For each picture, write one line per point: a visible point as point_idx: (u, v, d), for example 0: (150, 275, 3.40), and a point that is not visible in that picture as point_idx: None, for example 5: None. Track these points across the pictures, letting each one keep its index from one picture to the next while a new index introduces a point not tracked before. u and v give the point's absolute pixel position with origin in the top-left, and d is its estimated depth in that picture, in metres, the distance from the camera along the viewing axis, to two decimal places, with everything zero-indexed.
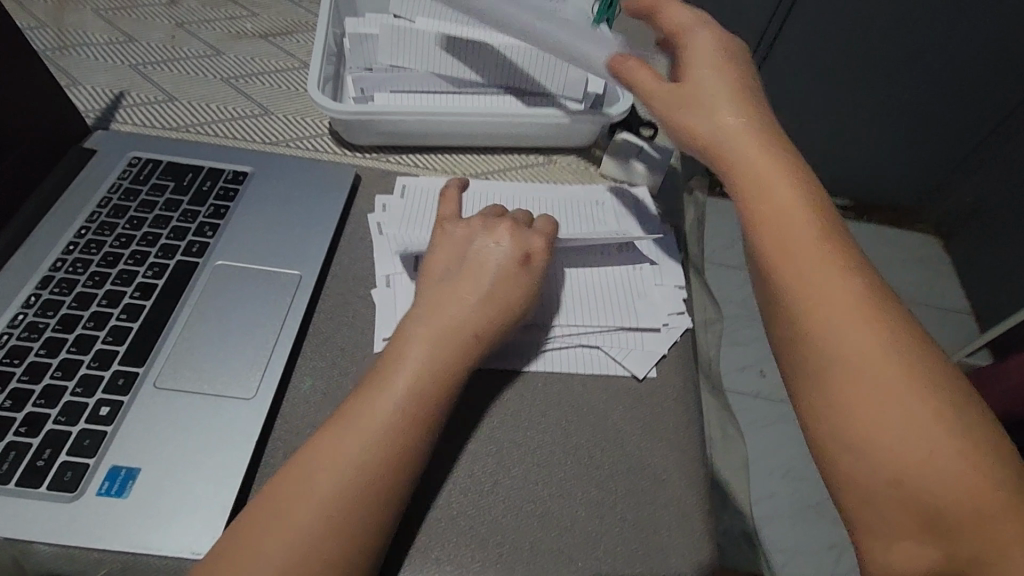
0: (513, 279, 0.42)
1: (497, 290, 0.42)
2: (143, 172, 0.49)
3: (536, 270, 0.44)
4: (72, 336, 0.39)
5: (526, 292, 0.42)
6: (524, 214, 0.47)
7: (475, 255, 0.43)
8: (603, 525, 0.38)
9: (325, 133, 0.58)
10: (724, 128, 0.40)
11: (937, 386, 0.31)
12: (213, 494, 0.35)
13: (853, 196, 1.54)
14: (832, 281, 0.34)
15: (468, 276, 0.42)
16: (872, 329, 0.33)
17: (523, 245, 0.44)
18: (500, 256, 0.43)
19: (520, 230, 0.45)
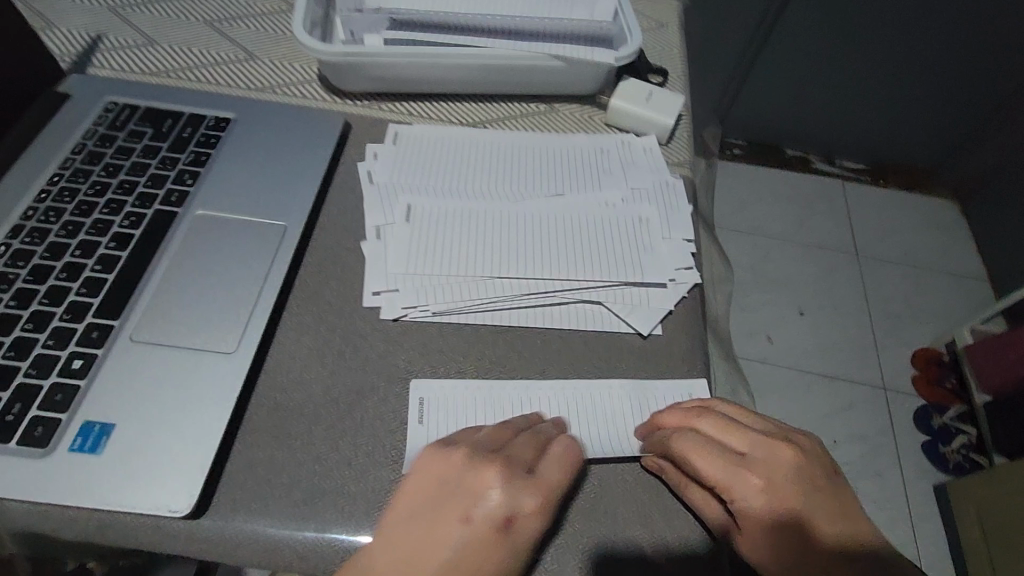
0: (483, 549, 0.30)
1: (460, 559, 0.30)
2: (120, 118, 0.46)
3: (520, 539, 0.30)
4: (44, 287, 0.37)
5: (501, 567, 0.30)
6: (516, 456, 0.33)
7: (456, 497, 0.31)
8: (603, 487, 0.36)
9: (314, 78, 0.54)
10: (742, 502, 0.34)
11: (840, 520, 0.35)
12: (192, 452, 0.33)
13: (870, 158, 1.48)
14: (757, 506, 0.34)
15: (439, 524, 0.30)
16: (804, 526, 0.34)
17: (508, 505, 0.31)
18: (488, 501, 0.31)
19: (512, 477, 0.32)
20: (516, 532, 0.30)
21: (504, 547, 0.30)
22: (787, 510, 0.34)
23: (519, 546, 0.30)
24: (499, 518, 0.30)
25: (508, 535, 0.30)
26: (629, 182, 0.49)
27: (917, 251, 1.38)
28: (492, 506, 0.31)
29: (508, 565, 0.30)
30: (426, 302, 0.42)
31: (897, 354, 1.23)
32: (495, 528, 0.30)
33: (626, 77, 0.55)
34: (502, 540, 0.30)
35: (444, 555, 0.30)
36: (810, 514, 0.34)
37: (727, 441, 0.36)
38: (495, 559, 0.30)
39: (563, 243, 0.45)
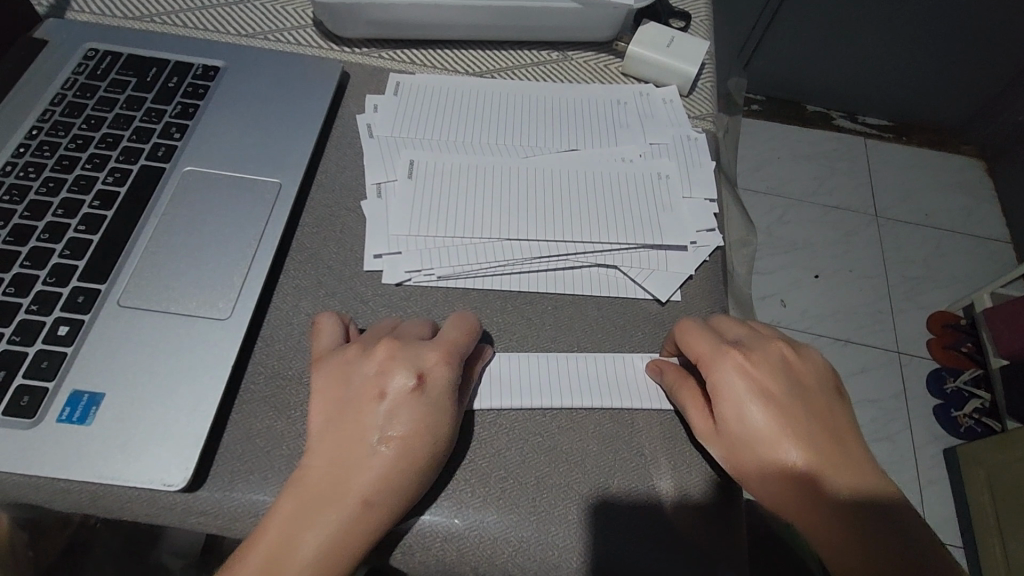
0: (407, 409, 0.31)
1: (391, 429, 0.31)
2: (101, 66, 0.43)
3: (434, 391, 0.32)
4: (26, 249, 0.35)
5: (427, 416, 0.31)
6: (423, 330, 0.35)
7: (363, 382, 0.32)
8: (617, 459, 0.34)
9: (308, 24, 0.50)
10: (726, 379, 0.34)
11: (828, 423, 0.34)
12: (186, 422, 0.32)
13: (895, 114, 1.41)
14: (739, 386, 0.34)
15: (355, 409, 0.32)
16: (787, 412, 0.34)
17: (413, 362, 0.32)
18: (390, 364, 0.32)
19: (404, 346, 0.33)
20: (426, 388, 0.32)
21: (424, 400, 0.32)
22: (769, 391, 0.34)
23: (433, 397, 0.32)
24: (406, 376, 0.32)
25: (423, 389, 0.32)
26: (647, 135, 0.46)
27: (938, 212, 1.33)
28: (393, 370, 0.32)
29: (436, 414, 0.31)
30: (431, 264, 0.39)
31: (914, 318, 1.20)
32: (410, 389, 0.32)
33: (644, 21, 0.50)
34: (420, 395, 0.32)
35: (371, 429, 0.31)
36: (794, 406, 0.34)
37: (719, 332, 0.36)
38: (423, 416, 0.31)
39: (577, 200, 0.42)
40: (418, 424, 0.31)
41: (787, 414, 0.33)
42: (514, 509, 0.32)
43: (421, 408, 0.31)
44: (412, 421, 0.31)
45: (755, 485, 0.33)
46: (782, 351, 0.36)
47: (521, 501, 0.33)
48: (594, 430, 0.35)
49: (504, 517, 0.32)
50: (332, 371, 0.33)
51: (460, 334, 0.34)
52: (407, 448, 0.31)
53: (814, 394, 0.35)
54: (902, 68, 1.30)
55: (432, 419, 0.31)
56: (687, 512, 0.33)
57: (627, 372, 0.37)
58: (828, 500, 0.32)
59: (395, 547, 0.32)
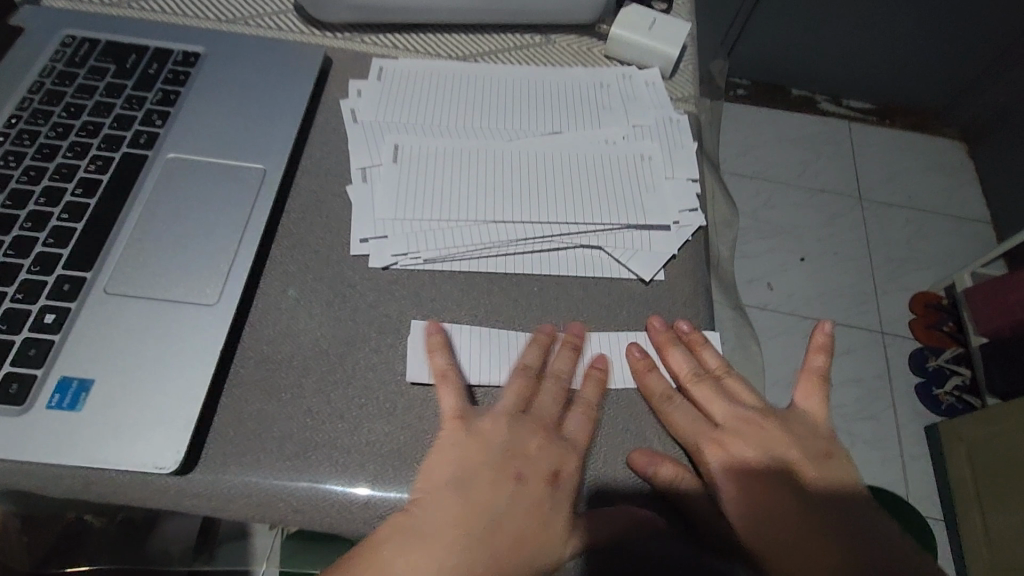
0: (537, 506, 0.32)
1: (515, 517, 0.31)
2: (79, 53, 0.43)
3: (566, 491, 0.32)
4: (10, 239, 0.35)
5: (555, 515, 0.31)
6: (552, 412, 0.35)
7: (491, 463, 0.33)
8: (603, 435, 0.35)
9: (289, 9, 0.50)
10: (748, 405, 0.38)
11: (819, 464, 0.35)
12: (177, 407, 0.32)
13: (877, 98, 1.42)
14: (694, 416, 0.36)
15: (483, 479, 0.32)
16: (756, 442, 0.36)
17: (551, 458, 0.33)
18: (530, 455, 0.33)
19: (550, 438, 0.34)
20: (561, 486, 0.33)
21: (555, 500, 0.32)
22: (744, 423, 0.36)
23: (563, 498, 0.32)
24: (547, 471, 0.33)
25: (556, 488, 0.32)
26: (631, 117, 0.46)
27: (920, 195, 1.35)
28: (537, 464, 0.33)
29: (557, 520, 0.31)
30: (417, 248, 0.40)
31: (897, 299, 1.22)
32: (545, 484, 0.32)
33: (626, 3, 0.50)
34: (553, 493, 0.32)
35: (496, 509, 0.31)
36: (769, 438, 0.36)
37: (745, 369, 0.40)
38: (542, 511, 0.31)
39: (562, 181, 0.43)
40: (534, 520, 0.31)
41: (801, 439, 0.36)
42: None
43: (555, 508, 0.32)
44: (546, 524, 0.31)
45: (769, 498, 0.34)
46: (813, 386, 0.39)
47: None
48: (604, 401, 0.36)
49: None
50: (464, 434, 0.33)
51: (585, 430, 0.35)
52: (522, 542, 0.30)
53: (793, 444, 0.36)
54: (884, 51, 1.31)
55: (556, 525, 0.31)
56: (680, 488, 0.33)
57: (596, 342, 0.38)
58: (795, 536, 0.33)
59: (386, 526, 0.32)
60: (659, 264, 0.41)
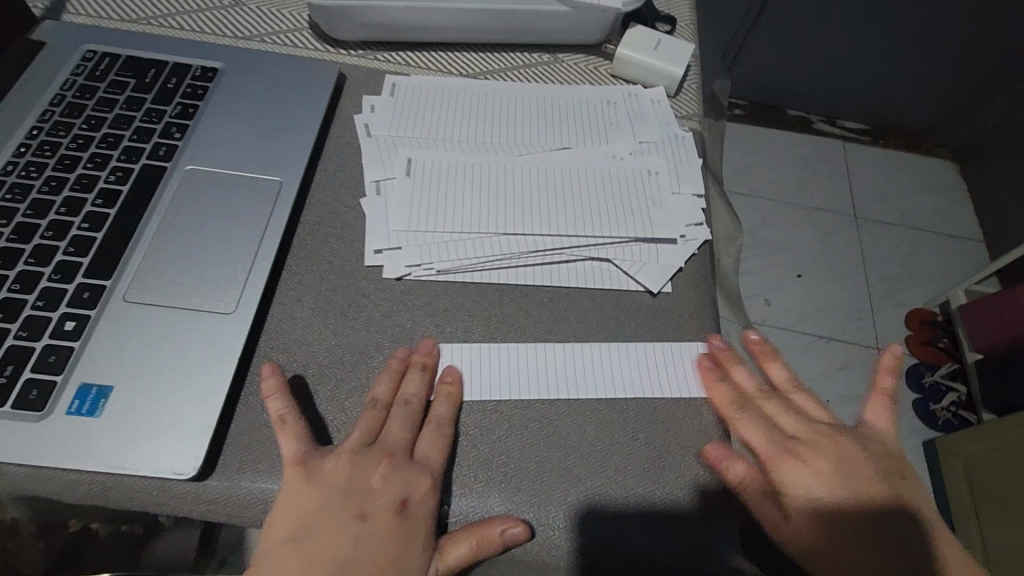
0: (386, 543, 0.30)
1: (362, 559, 0.30)
2: (100, 67, 0.44)
3: (418, 520, 0.31)
4: (30, 247, 0.35)
5: (407, 546, 0.31)
6: (399, 439, 0.34)
7: (333, 506, 0.31)
8: (613, 445, 0.36)
9: (304, 26, 0.51)
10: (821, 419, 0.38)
11: (897, 478, 0.36)
12: (195, 414, 0.32)
13: (870, 118, 1.45)
14: (762, 432, 0.37)
15: (325, 522, 0.30)
16: (834, 453, 0.36)
17: (399, 487, 0.32)
18: (375, 486, 0.32)
19: (396, 466, 0.33)
20: (412, 514, 0.31)
21: (406, 530, 0.31)
22: (818, 434, 0.37)
23: (416, 525, 0.31)
24: (394, 501, 0.31)
25: (408, 516, 0.31)
26: (638, 134, 0.47)
27: (914, 213, 1.37)
28: (382, 497, 0.32)
29: (411, 556, 0.30)
30: (430, 259, 0.40)
31: (893, 315, 1.23)
32: (393, 518, 0.31)
33: (632, 24, 0.52)
34: (400, 527, 0.31)
35: (341, 556, 0.30)
36: (844, 454, 0.36)
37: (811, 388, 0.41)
38: (394, 548, 0.30)
39: (571, 196, 0.44)
40: (386, 559, 0.30)
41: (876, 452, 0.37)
42: (516, 493, 0.33)
43: (406, 542, 0.31)
44: (399, 558, 0.30)
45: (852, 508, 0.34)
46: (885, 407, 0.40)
47: (521, 486, 0.34)
48: (574, 411, 0.37)
49: (504, 500, 0.33)
50: (305, 471, 0.32)
51: (437, 453, 0.34)
52: None
53: (871, 456, 0.36)
54: (876, 72, 1.34)
55: (409, 559, 0.30)
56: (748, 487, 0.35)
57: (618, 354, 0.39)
58: (869, 552, 0.33)
59: None
60: (667, 277, 0.42)
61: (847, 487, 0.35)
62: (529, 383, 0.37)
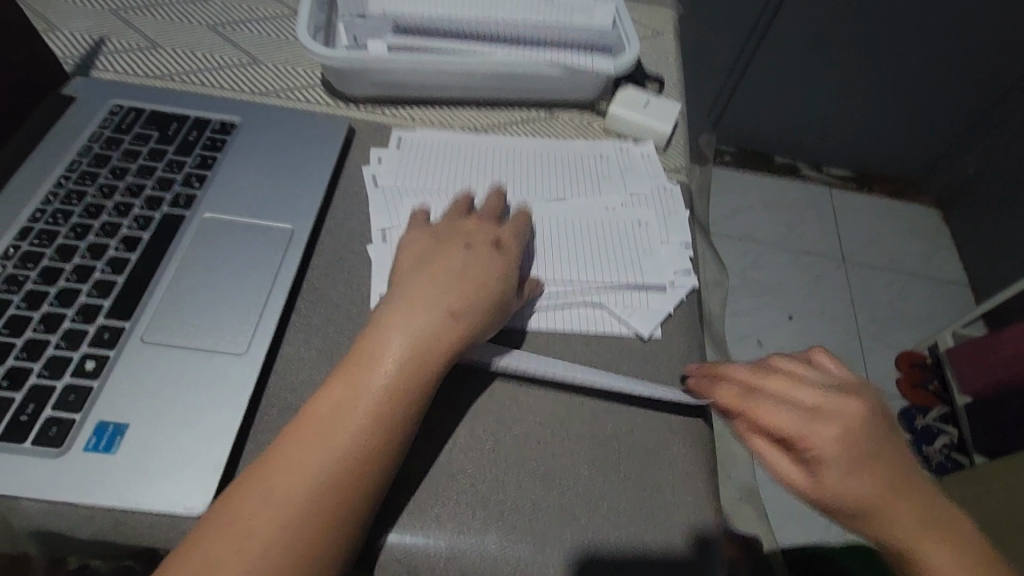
0: (488, 259, 0.39)
1: (474, 270, 0.38)
2: (126, 121, 0.47)
3: (510, 250, 0.41)
4: (55, 290, 0.37)
5: (503, 269, 0.39)
6: (497, 198, 0.44)
7: (449, 239, 0.41)
8: (606, 484, 0.37)
9: (317, 84, 0.55)
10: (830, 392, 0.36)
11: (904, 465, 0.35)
12: (206, 451, 0.34)
13: (854, 166, 1.51)
14: (783, 414, 0.34)
15: (443, 257, 0.39)
16: (846, 428, 0.34)
17: (493, 232, 0.42)
18: (478, 229, 0.42)
19: (487, 221, 0.42)
20: (505, 250, 0.41)
21: (502, 255, 0.40)
22: (828, 407, 0.35)
23: (509, 255, 0.41)
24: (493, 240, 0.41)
25: (503, 249, 0.41)
26: (628, 186, 0.51)
27: (900, 257, 1.41)
28: (483, 237, 0.41)
29: (490, 294, 0.38)
30: None
31: (882, 357, 1.25)
32: (490, 246, 0.40)
33: (623, 85, 0.56)
34: (491, 251, 0.40)
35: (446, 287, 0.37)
36: (870, 443, 0.34)
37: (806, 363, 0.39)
38: (486, 271, 0.39)
39: (566, 245, 0.46)
40: (492, 269, 0.39)
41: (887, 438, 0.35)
42: (512, 531, 0.35)
43: (502, 270, 0.39)
44: (496, 285, 0.38)
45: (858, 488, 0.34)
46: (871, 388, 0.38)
47: (518, 523, 0.35)
48: (569, 449, 0.38)
49: (501, 538, 0.34)
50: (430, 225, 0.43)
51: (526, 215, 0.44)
52: (478, 289, 0.37)
53: (880, 437, 0.35)
54: (858, 123, 1.41)
55: (490, 292, 0.38)
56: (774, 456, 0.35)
57: (614, 385, 0.41)
58: (883, 527, 0.34)
59: (399, 570, 0.34)
60: (657, 322, 0.44)
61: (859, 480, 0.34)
62: (528, 424, 0.39)
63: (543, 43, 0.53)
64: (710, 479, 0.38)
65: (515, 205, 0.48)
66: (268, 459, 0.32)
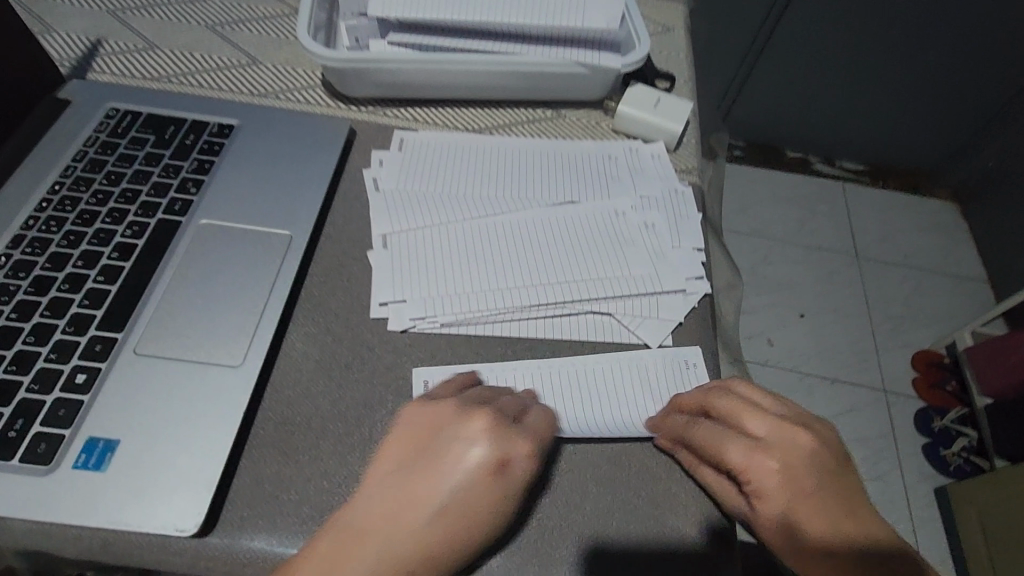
0: (485, 487, 0.31)
1: (462, 498, 0.30)
2: (122, 124, 0.46)
3: (516, 482, 0.32)
4: (46, 300, 0.36)
5: (499, 503, 0.31)
6: (513, 401, 0.34)
7: (441, 449, 0.32)
8: (616, 501, 0.36)
9: (318, 84, 0.53)
10: (760, 462, 0.33)
11: (828, 515, 0.32)
12: (200, 469, 0.32)
13: (869, 161, 1.48)
14: (759, 421, 0.34)
15: (433, 478, 0.31)
16: (782, 504, 0.32)
17: (501, 449, 0.31)
18: (478, 439, 0.31)
19: (499, 426, 0.32)
20: (509, 475, 0.31)
21: (502, 486, 0.31)
22: (788, 490, 0.32)
23: (511, 487, 0.31)
24: (495, 464, 0.31)
25: (507, 475, 0.31)
26: (638, 189, 0.49)
27: (917, 253, 1.37)
28: (482, 456, 0.31)
29: (478, 527, 0.31)
30: (433, 312, 0.41)
31: (899, 357, 1.22)
32: (493, 469, 0.31)
33: (633, 82, 0.54)
34: (484, 466, 0.31)
35: (428, 514, 0.30)
36: (835, 494, 0.33)
37: (744, 421, 0.34)
38: (479, 496, 0.31)
39: (577, 252, 0.45)
40: (483, 509, 0.31)
41: (797, 518, 0.32)
42: (517, 551, 0.33)
43: (500, 507, 0.31)
44: (484, 527, 0.31)
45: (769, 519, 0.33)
46: (810, 443, 0.34)
47: (521, 545, 0.33)
48: (575, 464, 0.37)
49: (505, 559, 0.33)
50: (432, 402, 0.34)
51: (545, 425, 0.34)
52: (461, 522, 0.30)
53: (784, 500, 0.32)
54: (873, 117, 1.37)
55: (480, 530, 0.31)
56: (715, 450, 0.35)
57: (627, 391, 0.40)
58: (805, 514, 0.32)
59: None
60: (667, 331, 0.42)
61: (755, 488, 0.33)
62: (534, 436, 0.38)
63: (551, 39, 0.51)
64: None
65: (520, 213, 0.46)
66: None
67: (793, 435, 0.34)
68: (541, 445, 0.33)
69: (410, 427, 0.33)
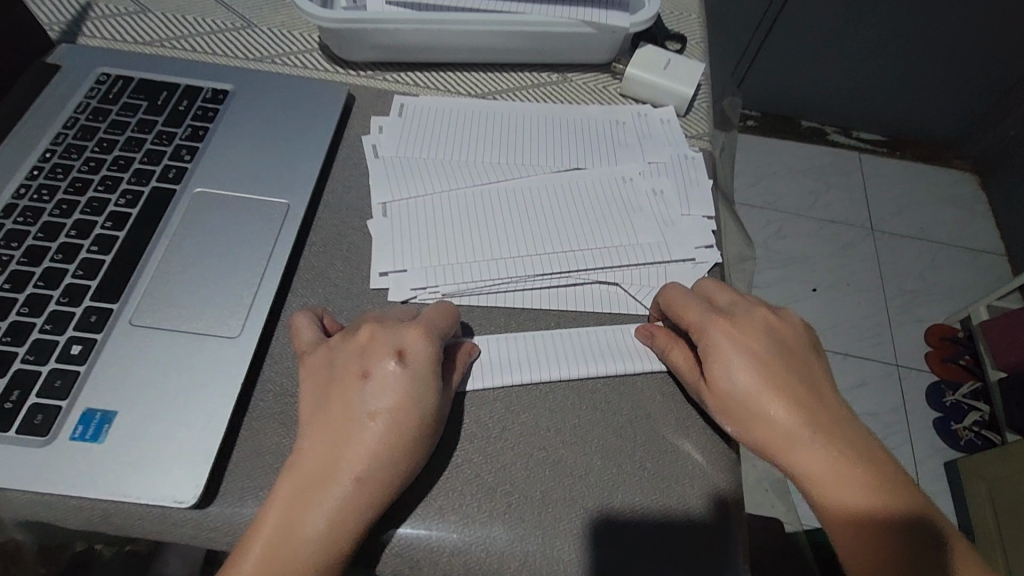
0: (390, 380, 0.32)
1: (377, 398, 0.32)
2: (113, 90, 0.44)
3: (419, 368, 0.33)
4: (40, 270, 0.36)
5: (412, 391, 0.32)
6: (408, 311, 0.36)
7: (346, 361, 0.34)
8: (622, 473, 0.35)
9: (315, 48, 0.52)
10: (721, 328, 0.36)
11: (779, 380, 0.35)
12: (198, 440, 0.32)
13: (887, 130, 1.43)
14: (723, 298, 0.38)
15: (349, 382, 0.33)
16: (738, 363, 0.35)
17: (392, 342, 0.33)
18: (378, 343, 0.34)
19: (385, 328, 0.34)
20: (410, 362, 0.33)
21: (411, 373, 0.33)
22: (746, 351, 0.35)
23: (419, 373, 0.33)
24: (395, 354, 0.33)
25: (408, 363, 0.33)
26: (647, 154, 0.47)
27: (932, 225, 1.34)
28: (382, 355, 0.33)
29: (415, 425, 0.32)
30: (434, 283, 0.40)
31: (912, 331, 1.20)
32: (392, 365, 0.33)
33: (642, 44, 0.52)
34: (399, 372, 0.33)
35: (356, 419, 0.32)
36: (788, 367, 0.35)
37: (710, 298, 0.38)
38: (412, 399, 0.32)
39: (583, 220, 0.43)
40: (402, 402, 0.32)
41: (748, 379, 0.34)
42: (520, 523, 0.33)
43: (411, 396, 0.32)
44: (422, 421, 0.32)
45: (721, 381, 0.35)
46: (769, 317, 0.37)
47: (525, 516, 0.33)
48: (580, 436, 0.36)
49: (508, 532, 0.32)
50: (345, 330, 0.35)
51: (440, 317, 0.36)
52: (390, 421, 0.32)
53: (737, 360, 0.35)
54: (892, 85, 1.32)
55: (421, 420, 0.32)
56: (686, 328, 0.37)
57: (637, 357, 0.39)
58: (755, 378, 0.34)
59: (400, 564, 0.32)
60: None
61: (708, 349, 0.35)
62: (539, 407, 0.37)
63: None
64: (732, 468, 0.36)
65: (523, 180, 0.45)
66: (241, 550, 0.30)
67: (756, 311, 0.37)
68: (437, 335, 0.34)
69: (321, 356, 0.34)
